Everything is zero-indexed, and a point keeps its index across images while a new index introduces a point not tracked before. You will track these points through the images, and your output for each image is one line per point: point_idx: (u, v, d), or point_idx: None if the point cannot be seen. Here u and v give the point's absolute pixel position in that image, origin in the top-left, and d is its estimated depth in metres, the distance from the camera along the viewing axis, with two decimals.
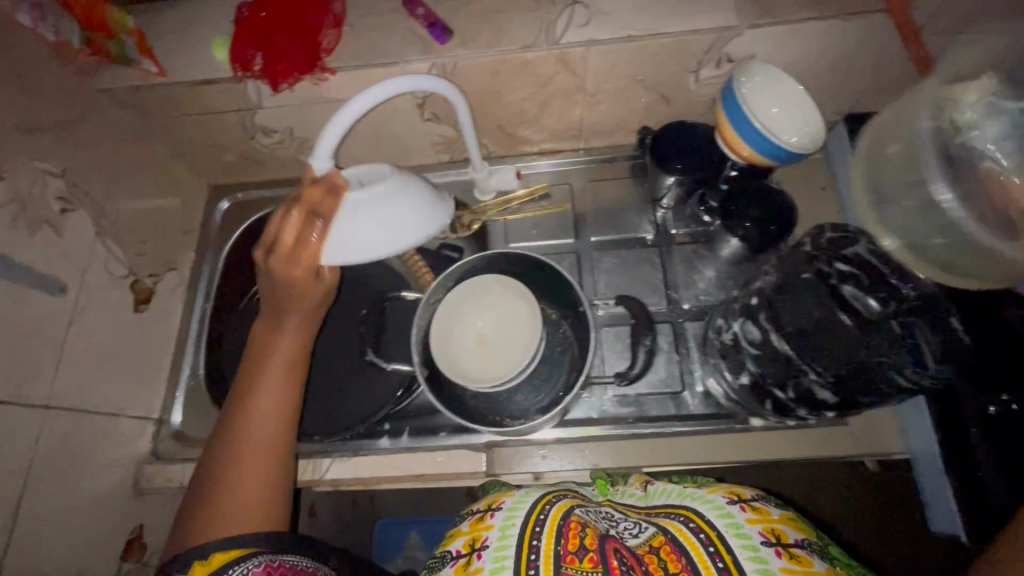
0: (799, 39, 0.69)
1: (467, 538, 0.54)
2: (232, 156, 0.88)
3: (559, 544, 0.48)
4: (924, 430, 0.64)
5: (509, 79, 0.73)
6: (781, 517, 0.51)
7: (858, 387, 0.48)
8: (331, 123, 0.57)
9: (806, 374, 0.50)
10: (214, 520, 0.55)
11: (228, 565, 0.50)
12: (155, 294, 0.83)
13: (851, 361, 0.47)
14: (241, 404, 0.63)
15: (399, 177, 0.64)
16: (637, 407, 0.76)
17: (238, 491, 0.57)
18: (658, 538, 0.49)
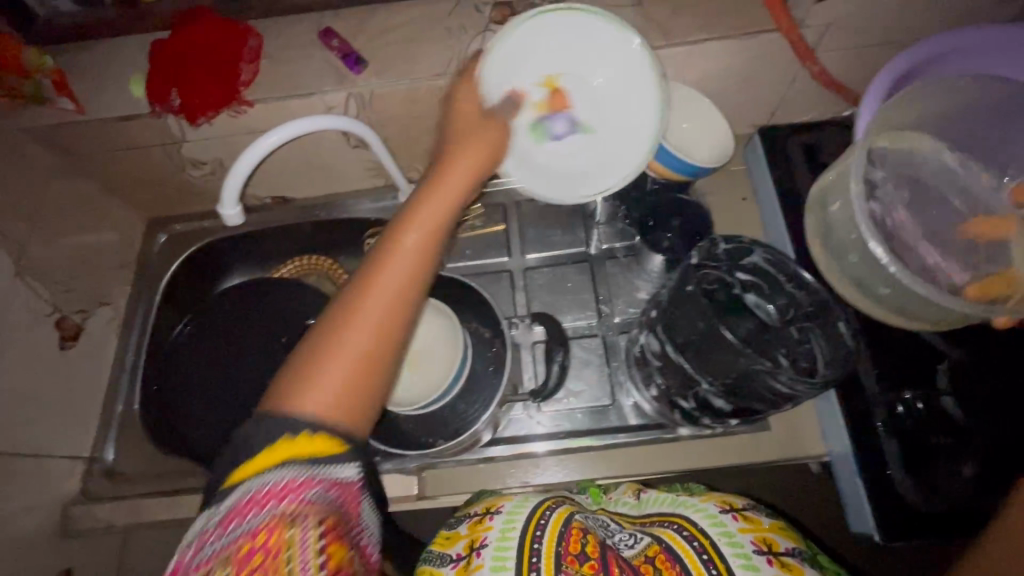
0: (702, 58, 0.71)
1: (467, 539, 0.54)
2: (164, 189, 0.88)
3: (560, 547, 0.49)
4: (837, 431, 0.66)
5: (427, 105, 0.75)
6: (772, 525, 0.52)
7: (746, 395, 0.49)
8: (246, 154, 0.62)
9: (699, 384, 0.51)
10: (311, 382, 0.39)
11: (324, 459, 0.37)
12: (86, 331, 0.82)
13: (734, 371, 0.48)
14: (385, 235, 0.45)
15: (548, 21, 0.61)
16: (569, 422, 0.77)
17: (348, 349, 0.40)
18: (653, 548, 0.50)
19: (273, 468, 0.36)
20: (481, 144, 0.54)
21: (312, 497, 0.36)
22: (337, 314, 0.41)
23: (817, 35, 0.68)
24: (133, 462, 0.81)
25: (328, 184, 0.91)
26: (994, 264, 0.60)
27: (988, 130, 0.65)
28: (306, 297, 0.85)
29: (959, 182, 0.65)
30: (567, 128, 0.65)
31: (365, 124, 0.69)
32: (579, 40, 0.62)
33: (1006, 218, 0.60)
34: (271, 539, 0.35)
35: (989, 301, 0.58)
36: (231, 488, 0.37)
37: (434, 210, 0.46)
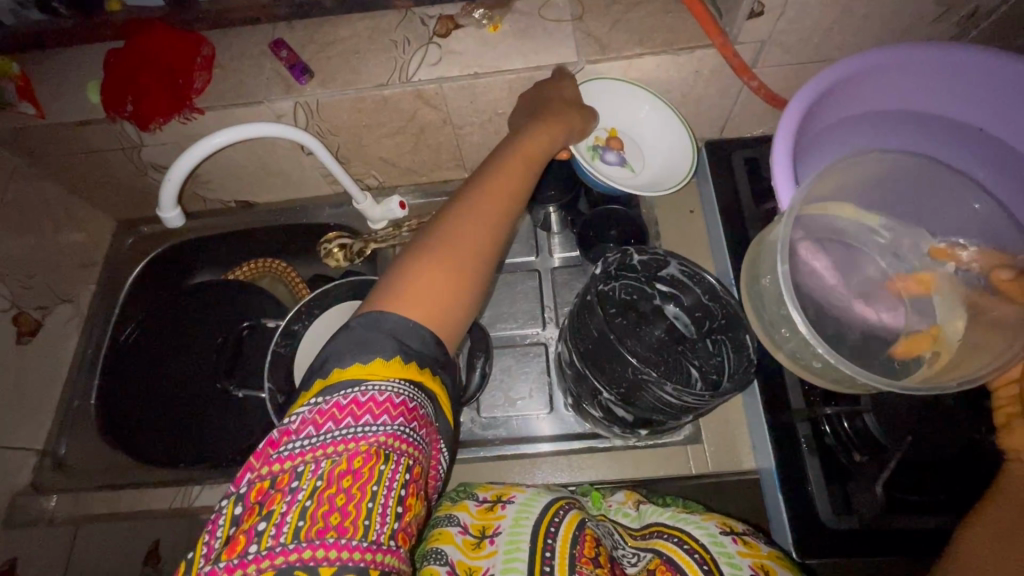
0: (641, 72, 0.73)
1: (475, 522, 0.57)
2: (130, 191, 0.90)
3: (575, 548, 0.52)
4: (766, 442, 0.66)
5: (375, 115, 0.78)
6: (770, 553, 0.53)
7: (641, 404, 0.52)
8: (186, 153, 0.64)
9: (602, 393, 0.54)
10: (405, 291, 0.46)
11: (405, 381, 0.43)
12: (44, 326, 0.85)
13: (624, 381, 0.51)
14: (481, 185, 0.54)
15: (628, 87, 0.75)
16: (506, 429, 0.78)
17: (440, 268, 0.48)
18: (654, 562, 0.53)
19: (382, 385, 0.42)
20: (556, 122, 0.64)
21: (404, 432, 0.41)
22: (429, 241, 0.50)
23: (752, 51, 0.69)
24: (83, 455, 0.84)
25: (288, 191, 0.94)
26: (919, 321, 0.60)
27: (901, 185, 0.65)
28: (261, 300, 0.89)
29: (881, 239, 0.66)
30: (617, 161, 0.78)
31: (310, 133, 0.72)
32: (631, 104, 0.76)
33: (928, 276, 0.61)
34: (365, 465, 0.40)
35: (915, 360, 0.58)
36: (338, 389, 0.42)
37: (517, 175, 0.57)
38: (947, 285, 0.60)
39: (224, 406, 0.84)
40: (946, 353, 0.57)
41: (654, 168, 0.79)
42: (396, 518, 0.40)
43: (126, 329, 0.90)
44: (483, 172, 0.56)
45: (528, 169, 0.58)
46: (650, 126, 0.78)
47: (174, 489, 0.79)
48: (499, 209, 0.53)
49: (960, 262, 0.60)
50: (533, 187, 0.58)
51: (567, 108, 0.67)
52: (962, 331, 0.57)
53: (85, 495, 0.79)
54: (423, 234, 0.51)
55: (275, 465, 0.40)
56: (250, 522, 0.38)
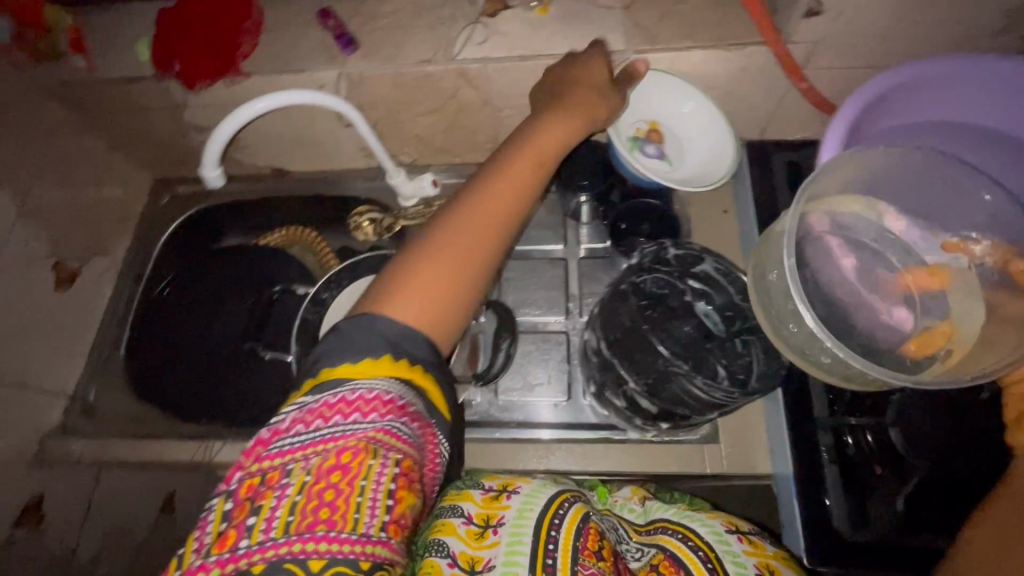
0: (688, 65, 0.72)
1: (480, 511, 0.57)
2: (170, 151, 0.92)
3: (578, 541, 0.53)
4: (782, 443, 0.66)
5: (416, 92, 0.78)
6: (775, 553, 0.54)
7: (666, 396, 0.55)
8: (230, 116, 0.65)
9: (628, 382, 0.57)
10: (398, 293, 0.48)
11: (378, 379, 0.44)
12: (82, 276, 0.87)
13: (654, 371, 0.54)
14: (483, 184, 0.55)
15: (671, 80, 0.74)
16: (522, 413, 0.78)
17: (434, 265, 0.49)
18: (658, 557, 0.54)
19: (370, 384, 0.43)
20: (584, 104, 0.63)
21: (393, 427, 0.42)
22: (424, 242, 0.51)
23: (804, 51, 0.67)
24: (108, 404, 0.86)
25: (323, 161, 0.94)
26: (929, 317, 0.61)
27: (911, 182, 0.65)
28: (290, 266, 0.91)
29: (887, 235, 0.66)
30: (655, 154, 0.78)
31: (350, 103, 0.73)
32: (675, 99, 0.76)
33: (940, 271, 0.62)
34: (353, 459, 0.40)
35: (929, 358, 0.58)
36: (327, 388, 0.43)
37: (524, 174, 0.57)
38: (958, 280, 0.61)
39: (248, 366, 0.86)
40: (958, 351, 0.57)
41: (694, 165, 0.77)
42: (386, 510, 0.40)
43: (159, 283, 0.92)
44: (486, 169, 0.57)
45: (540, 168, 0.58)
46: (688, 125, 0.77)
47: (195, 443, 0.81)
48: (500, 211, 0.54)
49: (972, 256, 0.61)
50: (543, 186, 0.59)
51: (584, 88, 0.64)
52: (978, 328, 0.57)
53: (109, 441, 0.82)
54: (420, 234, 0.53)
55: (265, 462, 0.42)
56: (241, 517, 0.39)
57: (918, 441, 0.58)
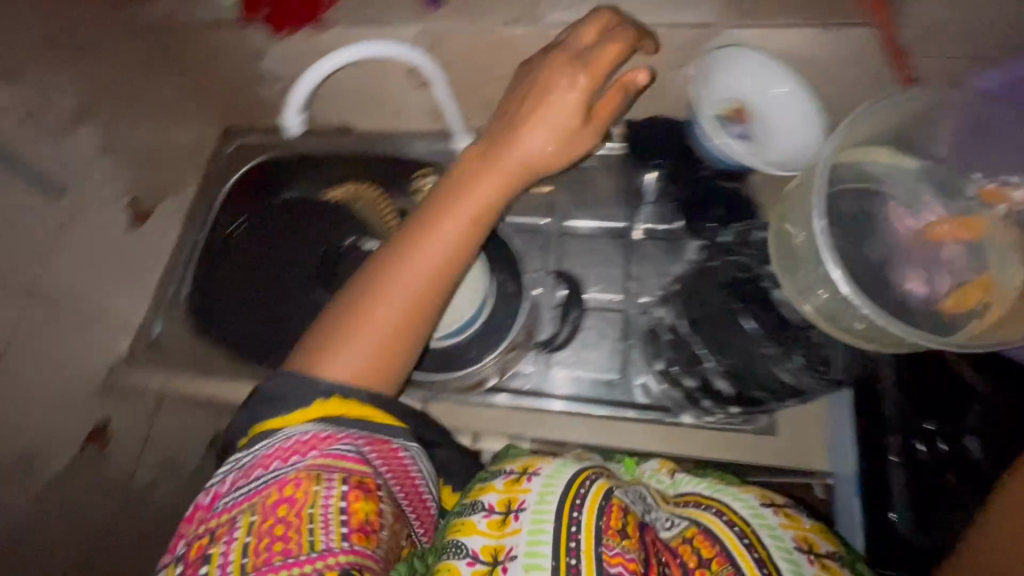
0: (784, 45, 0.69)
1: (502, 497, 0.54)
2: (242, 102, 0.92)
3: (601, 520, 0.49)
4: (841, 426, 0.69)
5: (494, 56, 0.76)
6: (813, 526, 0.52)
7: (746, 377, 0.62)
8: (302, 76, 0.66)
9: (706, 362, 0.64)
10: (337, 353, 0.54)
11: (322, 421, 0.52)
12: (153, 215, 0.90)
13: (741, 352, 0.60)
14: (413, 234, 0.57)
15: (757, 58, 0.69)
16: (574, 387, 0.79)
17: (367, 324, 0.55)
18: (691, 530, 0.52)
19: (297, 429, 0.51)
20: (574, 100, 0.58)
21: (329, 453, 0.49)
22: (353, 297, 0.56)
23: (912, 36, 0.65)
24: (174, 341, 0.90)
25: (389, 122, 0.93)
26: (962, 270, 0.55)
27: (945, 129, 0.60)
28: (350, 224, 0.94)
29: (915, 185, 0.60)
30: (735, 134, 0.74)
31: (420, 52, 0.72)
32: (760, 77, 0.70)
33: (977, 219, 0.56)
34: (297, 489, 0.47)
35: (967, 314, 0.53)
36: (263, 442, 0.52)
37: (450, 230, 0.57)
38: (995, 230, 0.55)
39: (312, 318, 0.90)
40: (998, 307, 0.52)
41: (777, 145, 0.73)
42: (341, 523, 0.46)
43: (231, 225, 0.96)
44: (422, 212, 0.59)
45: (476, 220, 0.58)
46: (780, 106, 0.72)
47: None
48: (429, 270, 0.56)
49: (1013, 203, 0.55)
50: (485, 232, 0.59)
51: (550, 117, 0.58)
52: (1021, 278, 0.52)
53: None
54: (351, 289, 0.57)
55: (214, 521, 0.49)
56: (196, 570, 0.46)
57: (999, 450, 0.56)
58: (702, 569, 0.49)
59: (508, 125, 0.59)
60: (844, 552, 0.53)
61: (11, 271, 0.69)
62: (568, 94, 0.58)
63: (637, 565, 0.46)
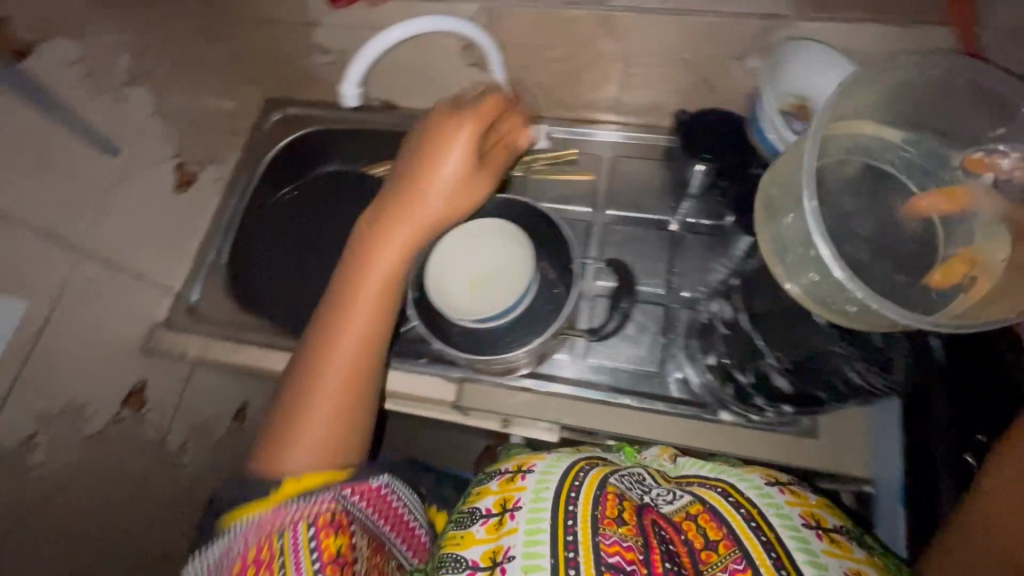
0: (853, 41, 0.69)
1: (498, 498, 0.58)
2: (289, 73, 0.92)
3: (597, 509, 0.52)
4: (889, 433, 0.68)
5: (551, 38, 0.76)
6: (818, 502, 0.56)
7: (813, 374, 0.63)
8: (358, 55, 0.66)
9: (765, 358, 0.64)
10: (291, 446, 0.58)
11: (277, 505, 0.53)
12: (197, 181, 0.89)
13: (810, 349, 0.61)
14: (334, 316, 0.63)
15: (826, 57, 0.68)
16: (611, 377, 0.78)
17: (317, 405, 0.60)
18: (697, 506, 0.54)
19: (252, 513, 0.53)
20: (433, 159, 0.65)
21: (286, 508, 0.53)
22: (298, 377, 0.62)
23: (991, 40, 0.63)
24: (213, 309, 0.89)
25: (436, 99, 0.92)
26: (953, 244, 0.56)
27: (926, 101, 0.62)
28: None
29: (900, 160, 0.63)
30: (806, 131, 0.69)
31: (471, 24, 0.71)
32: (830, 77, 0.68)
33: (961, 190, 0.56)
34: (263, 550, 0.50)
35: (952, 290, 0.54)
36: (224, 533, 0.53)
37: (364, 307, 0.63)
38: (982, 201, 0.55)
39: None
40: (983, 278, 0.52)
41: None
42: (313, 560, 0.50)
43: (283, 188, 0.97)
44: (342, 292, 0.64)
45: (386, 286, 0.64)
46: None
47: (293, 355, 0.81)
48: (355, 347, 0.62)
49: (1000, 172, 0.57)
50: (398, 293, 0.66)
51: (438, 194, 0.65)
52: (1006, 250, 0.52)
53: (215, 342, 0.85)
54: (293, 374, 0.63)
55: None
56: None
57: None
58: (708, 550, 0.50)
59: (404, 188, 0.65)
60: (852, 526, 0.56)
61: (67, 223, 0.70)
62: (453, 167, 0.65)
63: (633, 555, 0.48)
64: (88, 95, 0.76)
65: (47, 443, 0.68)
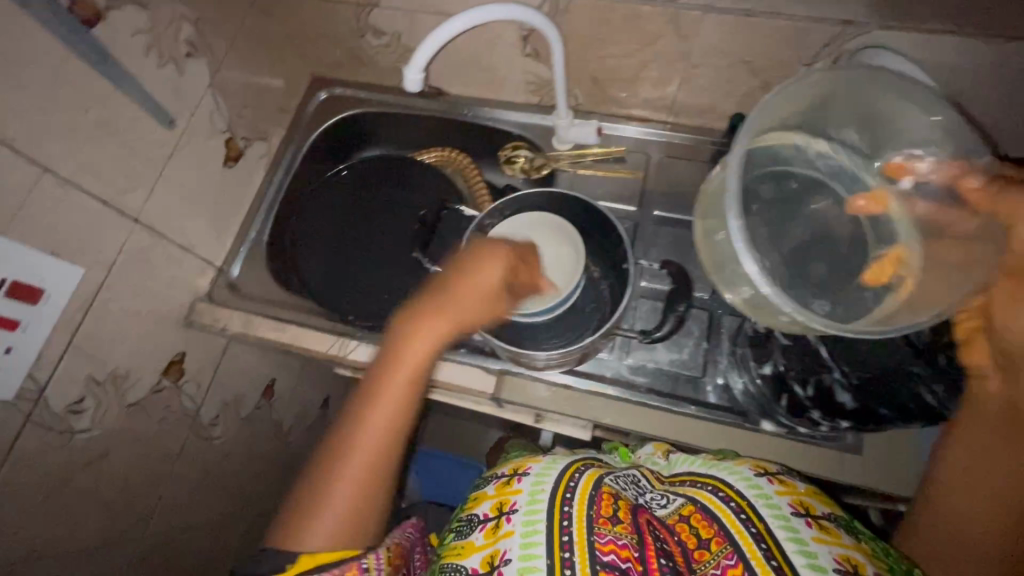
0: (932, 53, 0.64)
1: (494, 502, 0.59)
2: (338, 52, 0.91)
3: (591, 509, 0.54)
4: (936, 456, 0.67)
5: (616, 31, 0.74)
6: (806, 490, 0.56)
7: (883, 394, 0.62)
8: (428, 40, 0.63)
9: (830, 372, 0.64)
10: (302, 533, 0.54)
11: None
12: (243, 156, 0.89)
13: (877, 364, 0.62)
14: (357, 413, 0.58)
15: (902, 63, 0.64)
16: (651, 378, 0.77)
17: (330, 502, 0.55)
18: (688, 508, 0.56)
19: None
20: (473, 271, 0.62)
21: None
22: (315, 477, 0.57)
23: None
24: (252, 285, 0.89)
25: (485, 88, 0.91)
26: (882, 245, 0.59)
27: (874, 106, 0.58)
28: (445, 189, 0.93)
29: (834, 166, 0.63)
30: None
31: (542, 15, 0.67)
32: None
33: (884, 193, 0.59)
34: None
35: (883, 289, 0.56)
36: None
37: (384, 412, 0.58)
38: (901, 202, 0.57)
39: (389, 278, 0.90)
40: (910, 280, 0.55)
41: None
42: None
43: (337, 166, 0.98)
44: (363, 393, 0.59)
45: (414, 384, 0.60)
46: None
47: (331, 338, 0.81)
48: (371, 448, 0.57)
49: (918, 175, 0.57)
50: (423, 394, 0.61)
51: (475, 298, 0.61)
52: (926, 246, 0.55)
53: (253, 318, 0.84)
54: (308, 476, 0.58)
55: None
56: None
57: None
58: (701, 549, 0.52)
59: (429, 297, 0.62)
60: (842, 513, 0.55)
61: (121, 193, 0.69)
62: (495, 278, 0.62)
63: (628, 552, 0.51)
64: (150, 65, 0.72)
65: (91, 412, 0.69)
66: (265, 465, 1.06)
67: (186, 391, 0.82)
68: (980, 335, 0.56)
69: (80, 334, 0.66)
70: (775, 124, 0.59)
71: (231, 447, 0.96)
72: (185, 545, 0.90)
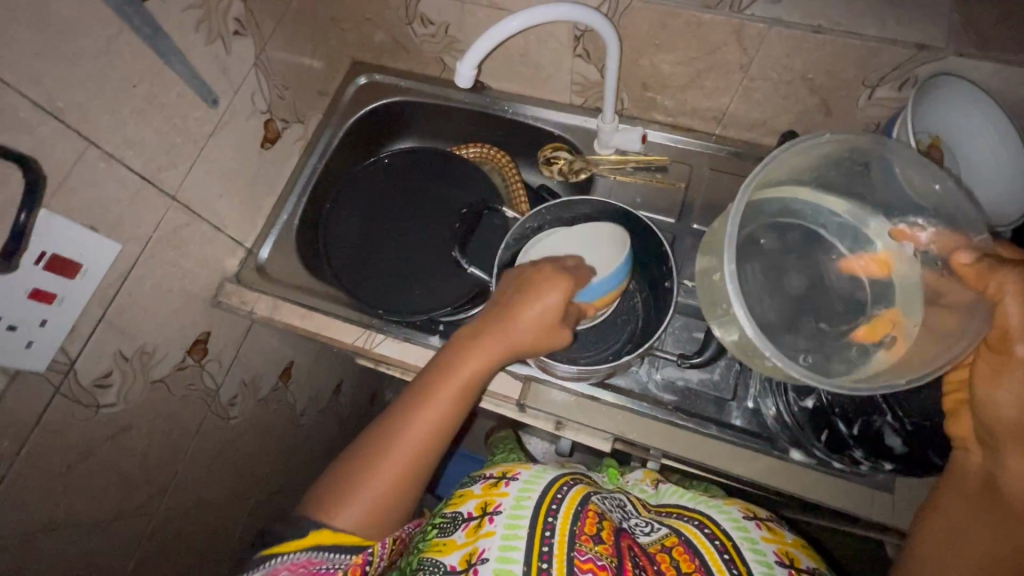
0: (1006, 84, 0.62)
1: (479, 502, 0.59)
2: (382, 36, 0.89)
3: (575, 525, 0.53)
4: None
5: (674, 38, 0.71)
6: (794, 542, 0.55)
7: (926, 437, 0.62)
8: (484, 36, 0.61)
9: (884, 415, 0.63)
10: (342, 504, 0.54)
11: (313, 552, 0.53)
12: (281, 138, 0.88)
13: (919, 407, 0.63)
14: (417, 401, 0.58)
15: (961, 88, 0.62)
16: (680, 397, 0.76)
17: (376, 479, 0.55)
18: (672, 539, 0.55)
19: (290, 555, 0.52)
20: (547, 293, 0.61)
21: (320, 555, 0.53)
22: (365, 450, 0.56)
23: None
24: (280, 268, 0.88)
25: (529, 85, 0.89)
26: (875, 305, 0.60)
27: (875, 176, 0.60)
28: (483, 187, 0.91)
29: (835, 227, 0.64)
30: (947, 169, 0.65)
31: (603, 16, 0.64)
32: (966, 107, 0.63)
33: (887, 257, 0.60)
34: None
35: (873, 344, 0.58)
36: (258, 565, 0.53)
37: (444, 409, 0.58)
38: (905, 265, 0.58)
39: (420, 272, 0.90)
40: (901, 339, 0.57)
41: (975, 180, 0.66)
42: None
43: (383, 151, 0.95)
44: (428, 385, 0.59)
45: (474, 391, 0.59)
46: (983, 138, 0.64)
47: (358, 330, 0.81)
48: (425, 440, 0.57)
49: (919, 245, 0.57)
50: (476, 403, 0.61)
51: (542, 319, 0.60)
52: (920, 314, 0.56)
53: (281, 303, 0.83)
54: (356, 447, 0.57)
55: None
56: None
57: None
58: None
59: (504, 310, 0.61)
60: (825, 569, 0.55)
61: (159, 171, 0.68)
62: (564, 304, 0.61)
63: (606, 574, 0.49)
64: (198, 40, 0.70)
65: (116, 388, 0.68)
66: (276, 445, 1.06)
67: (208, 371, 0.82)
68: (966, 406, 0.54)
69: (112, 310, 0.65)
70: (774, 178, 0.61)
71: (246, 427, 0.95)
72: (196, 521, 0.90)
